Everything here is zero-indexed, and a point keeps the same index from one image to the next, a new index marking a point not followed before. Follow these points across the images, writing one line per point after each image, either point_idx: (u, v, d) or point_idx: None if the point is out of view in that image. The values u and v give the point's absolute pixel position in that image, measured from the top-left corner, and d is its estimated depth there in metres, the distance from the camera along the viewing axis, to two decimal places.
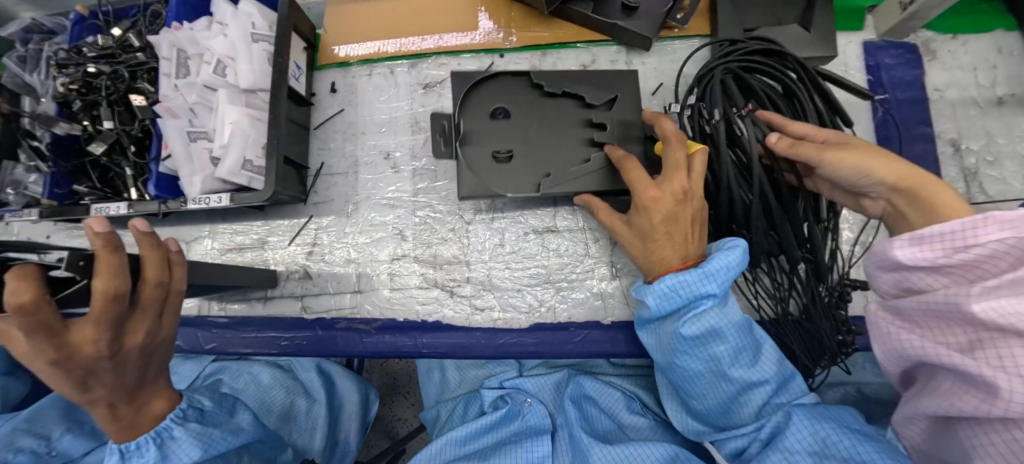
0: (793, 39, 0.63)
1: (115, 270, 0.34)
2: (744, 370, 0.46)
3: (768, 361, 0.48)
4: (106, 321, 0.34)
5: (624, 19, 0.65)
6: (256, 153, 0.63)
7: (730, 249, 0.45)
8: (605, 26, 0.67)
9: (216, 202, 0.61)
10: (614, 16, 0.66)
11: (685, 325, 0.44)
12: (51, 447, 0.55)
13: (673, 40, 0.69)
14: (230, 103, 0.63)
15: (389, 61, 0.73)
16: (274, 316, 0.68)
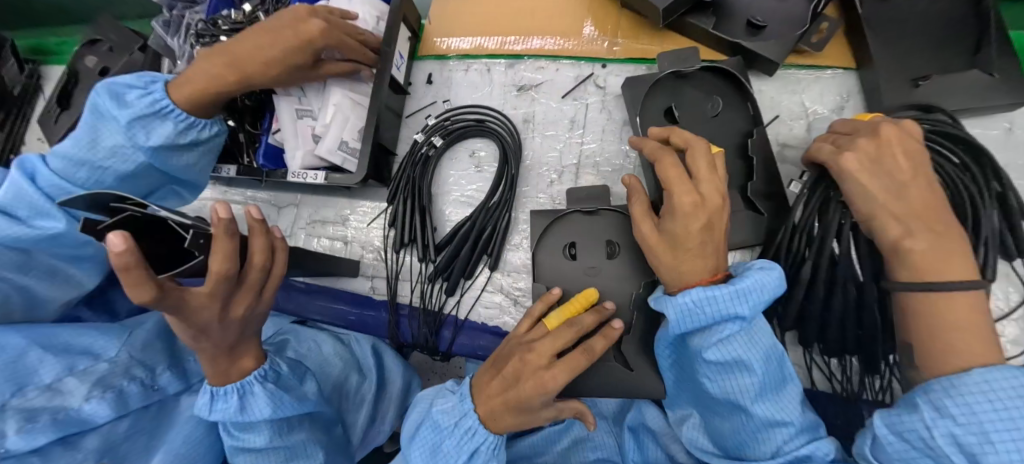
0: (970, 91, 0.54)
1: (226, 254, 0.40)
2: (768, 408, 0.41)
3: (789, 402, 0.41)
4: (214, 291, 0.41)
5: (749, 39, 0.60)
6: (353, 135, 0.66)
7: (765, 269, 0.40)
8: (726, 46, 0.62)
9: (312, 179, 0.65)
10: (738, 35, 0.61)
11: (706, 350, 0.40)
12: (155, 381, 0.63)
13: (799, 70, 0.62)
14: (336, 85, 0.66)
15: (487, 58, 0.73)
16: (346, 291, 0.73)
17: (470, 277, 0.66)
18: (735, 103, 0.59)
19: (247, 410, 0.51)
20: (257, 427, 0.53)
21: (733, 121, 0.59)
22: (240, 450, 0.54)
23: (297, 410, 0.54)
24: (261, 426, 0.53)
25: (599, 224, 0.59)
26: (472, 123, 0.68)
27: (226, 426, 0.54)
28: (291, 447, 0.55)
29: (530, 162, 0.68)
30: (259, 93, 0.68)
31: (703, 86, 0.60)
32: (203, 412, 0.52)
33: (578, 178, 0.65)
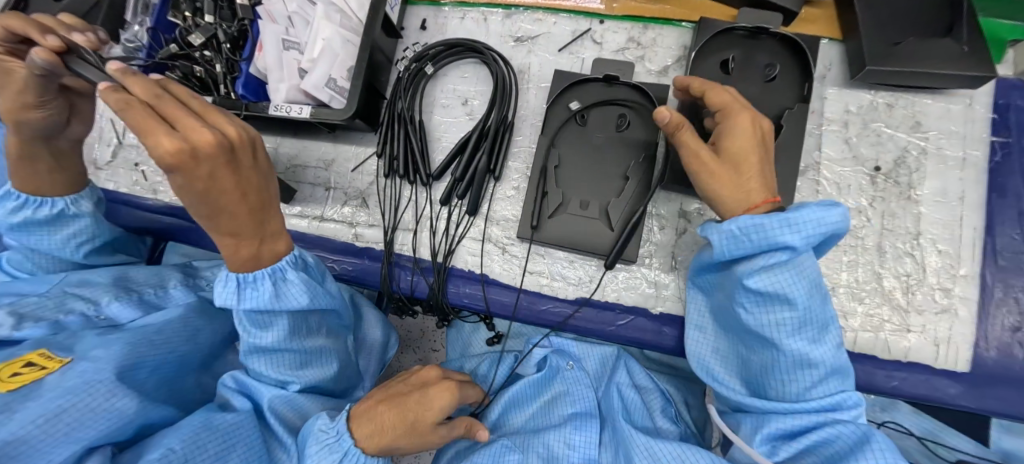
0: (938, 60, 0.58)
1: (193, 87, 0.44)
2: (804, 344, 0.42)
3: (828, 345, 0.43)
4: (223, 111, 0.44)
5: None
6: (341, 74, 0.63)
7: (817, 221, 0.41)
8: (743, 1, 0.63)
9: (296, 112, 0.62)
10: None
11: (753, 276, 0.42)
12: (100, 311, 0.60)
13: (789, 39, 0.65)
14: (326, 19, 0.63)
15: (484, 7, 0.71)
16: (326, 238, 0.70)
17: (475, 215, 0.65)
18: (794, 83, 0.60)
19: (283, 295, 0.48)
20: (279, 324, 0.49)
21: (786, 89, 0.60)
22: (256, 351, 0.51)
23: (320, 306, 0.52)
24: (281, 322, 0.49)
25: (614, 97, 0.62)
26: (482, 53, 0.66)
27: (241, 323, 0.49)
28: (308, 353, 0.54)
29: (525, 112, 0.67)
30: (241, 20, 0.65)
31: (772, 51, 0.61)
32: (228, 302, 0.47)
33: None
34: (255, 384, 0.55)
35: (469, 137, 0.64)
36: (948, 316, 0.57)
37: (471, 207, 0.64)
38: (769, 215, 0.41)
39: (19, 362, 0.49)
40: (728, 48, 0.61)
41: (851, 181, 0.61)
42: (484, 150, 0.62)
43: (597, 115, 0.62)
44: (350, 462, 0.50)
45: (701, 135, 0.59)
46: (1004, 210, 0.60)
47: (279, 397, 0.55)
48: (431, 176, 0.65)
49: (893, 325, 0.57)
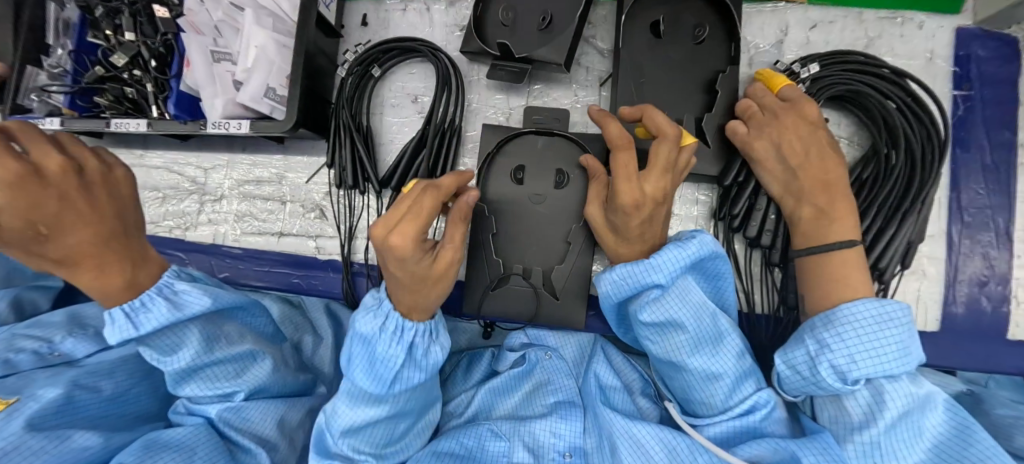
0: None
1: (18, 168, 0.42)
2: (703, 361, 0.47)
3: (728, 356, 0.47)
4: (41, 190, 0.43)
5: None
6: (280, 82, 0.60)
7: (686, 239, 0.47)
8: None
9: (235, 128, 0.58)
10: None
11: (644, 311, 0.46)
12: (54, 348, 0.58)
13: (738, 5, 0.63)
14: (257, 25, 0.59)
15: None
16: (288, 254, 0.68)
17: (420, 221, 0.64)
18: (720, 45, 0.59)
19: (178, 302, 0.49)
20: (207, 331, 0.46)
21: (713, 53, 0.59)
22: (179, 379, 0.50)
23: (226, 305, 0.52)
24: (188, 335, 0.49)
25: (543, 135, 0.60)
26: (412, 46, 0.64)
27: (150, 354, 0.48)
28: (237, 359, 0.53)
29: (478, 104, 0.65)
30: (165, 34, 0.61)
31: (694, 14, 0.60)
32: (127, 335, 0.47)
33: None
34: (197, 406, 0.53)
35: (414, 138, 0.62)
36: (915, 277, 0.58)
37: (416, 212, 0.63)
38: (636, 262, 0.46)
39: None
40: (653, 17, 0.60)
41: None
42: (425, 154, 0.61)
43: (531, 165, 0.59)
44: (391, 346, 0.44)
45: (636, 114, 0.58)
46: (970, 166, 0.59)
47: (227, 411, 0.52)
48: (380, 183, 0.63)
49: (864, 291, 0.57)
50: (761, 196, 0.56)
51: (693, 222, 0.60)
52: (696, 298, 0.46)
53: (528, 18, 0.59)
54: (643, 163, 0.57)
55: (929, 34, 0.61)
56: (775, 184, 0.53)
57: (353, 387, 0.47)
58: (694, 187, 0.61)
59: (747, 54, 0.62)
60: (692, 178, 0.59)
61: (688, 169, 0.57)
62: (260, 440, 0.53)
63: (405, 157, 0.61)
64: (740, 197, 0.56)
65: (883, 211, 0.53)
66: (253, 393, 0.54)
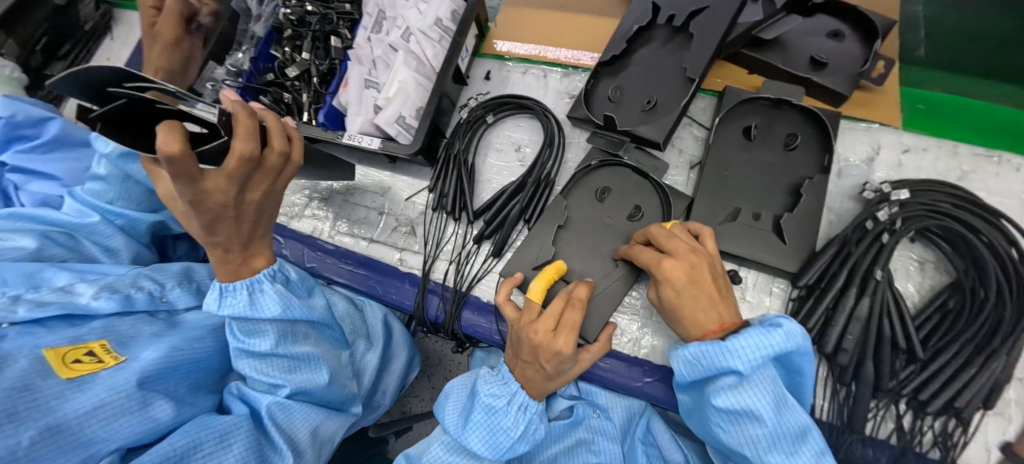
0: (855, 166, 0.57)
1: (248, 132, 0.41)
2: (781, 460, 0.43)
3: (807, 456, 0.43)
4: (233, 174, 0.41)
5: (812, 73, 0.66)
6: (410, 113, 0.69)
7: (773, 326, 0.44)
8: (787, 77, 0.68)
9: (367, 144, 0.68)
10: (801, 71, 0.66)
11: (717, 396, 0.44)
12: (163, 294, 0.64)
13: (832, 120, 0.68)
14: (405, 64, 0.71)
15: (546, 65, 0.77)
16: (374, 258, 0.75)
17: (499, 256, 0.69)
18: (813, 154, 0.63)
19: (257, 303, 0.56)
20: (268, 330, 0.56)
21: (803, 161, 0.63)
22: (248, 356, 0.57)
23: (298, 316, 0.58)
24: (267, 330, 0.57)
25: (636, 186, 0.67)
26: (524, 103, 0.73)
27: (233, 331, 0.57)
28: (293, 359, 0.59)
29: (571, 164, 0.72)
30: (332, 59, 0.74)
31: (792, 123, 0.65)
32: (215, 308, 0.56)
33: None
34: (249, 394, 0.58)
35: (513, 183, 0.69)
36: (1003, 422, 0.54)
37: (498, 248, 0.68)
38: (713, 342, 0.45)
39: (81, 350, 0.52)
40: (749, 120, 0.66)
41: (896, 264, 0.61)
42: (520, 197, 0.67)
43: (617, 196, 0.67)
44: (508, 418, 0.56)
45: (722, 199, 0.63)
46: None
47: (275, 405, 0.56)
48: (473, 214, 0.69)
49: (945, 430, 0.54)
50: (862, 298, 0.54)
51: (765, 312, 0.61)
52: (769, 385, 0.43)
53: (632, 101, 0.67)
54: (720, 247, 0.60)
55: None
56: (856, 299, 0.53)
57: (504, 387, 0.57)
58: (771, 279, 0.62)
59: (836, 165, 0.66)
60: (769, 270, 0.61)
61: (763, 260, 0.59)
62: (292, 442, 0.56)
63: (502, 197, 0.68)
64: (820, 299, 0.57)
65: (967, 349, 0.52)
66: (298, 396, 0.59)
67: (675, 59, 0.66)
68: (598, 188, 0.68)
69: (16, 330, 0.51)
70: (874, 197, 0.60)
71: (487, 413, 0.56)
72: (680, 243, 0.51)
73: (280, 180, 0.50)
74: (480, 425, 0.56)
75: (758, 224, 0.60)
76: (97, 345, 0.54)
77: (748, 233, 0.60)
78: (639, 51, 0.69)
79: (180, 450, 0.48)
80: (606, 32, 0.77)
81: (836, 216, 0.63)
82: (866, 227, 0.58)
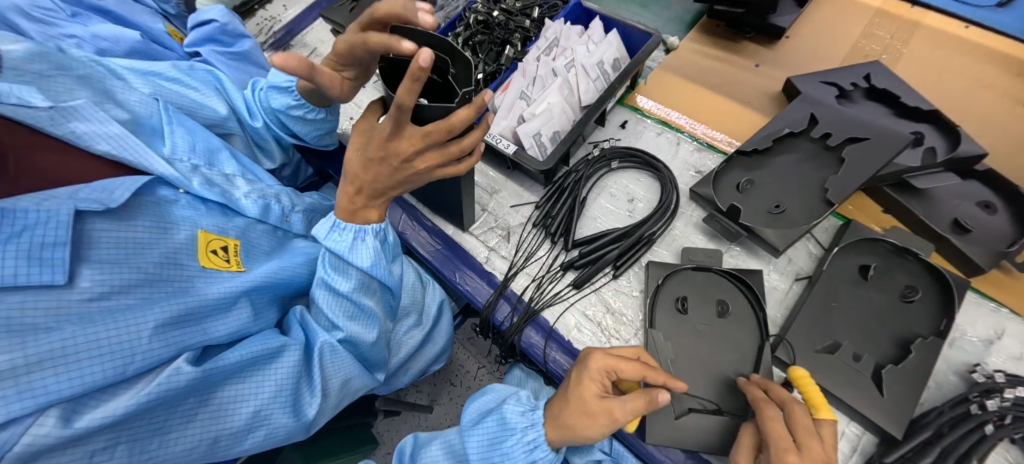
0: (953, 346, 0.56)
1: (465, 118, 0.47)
2: None
3: None
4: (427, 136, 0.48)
5: (954, 234, 0.64)
6: (548, 133, 0.74)
7: None
8: (924, 230, 0.67)
9: (503, 147, 0.74)
10: (943, 228, 0.65)
11: None
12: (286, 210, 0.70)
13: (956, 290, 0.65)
14: (561, 90, 0.76)
15: (682, 134, 0.81)
16: (464, 248, 0.79)
17: (579, 290, 0.70)
18: (933, 316, 0.60)
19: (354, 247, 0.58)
20: (350, 272, 0.59)
21: (919, 318, 0.61)
22: (325, 289, 0.59)
23: (381, 278, 0.60)
24: (359, 262, 0.58)
25: (724, 288, 0.66)
26: (651, 162, 0.76)
27: (324, 261, 0.59)
28: (359, 308, 0.59)
29: (677, 233, 0.73)
30: (499, 65, 0.81)
31: (915, 276, 0.63)
32: (321, 234, 0.59)
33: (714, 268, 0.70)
34: (311, 324, 0.60)
35: (617, 230, 0.71)
36: None
37: (582, 282, 0.69)
38: None
39: (221, 243, 0.57)
40: (869, 258, 0.66)
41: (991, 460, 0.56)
42: (620, 244, 0.69)
43: (702, 291, 0.66)
44: (519, 440, 0.56)
45: (822, 326, 0.62)
46: None
47: (328, 346, 0.57)
48: (571, 243, 0.72)
49: None
50: None
51: None
52: None
53: (761, 201, 0.67)
54: (807, 371, 0.59)
55: None
56: None
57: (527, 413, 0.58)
58: (847, 421, 0.59)
59: (950, 333, 0.63)
60: (849, 413, 0.58)
61: (849, 401, 0.57)
62: (325, 388, 0.56)
63: (603, 238, 0.70)
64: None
65: None
66: (348, 344, 0.59)
67: (816, 174, 0.67)
68: (677, 298, 0.66)
69: (185, 198, 0.56)
70: (984, 382, 0.57)
71: (493, 434, 0.58)
72: (788, 429, 0.45)
73: (441, 169, 0.55)
74: (488, 433, 0.58)
75: (857, 367, 0.58)
76: (232, 243, 0.58)
77: (842, 373, 0.58)
78: (781, 155, 0.70)
79: (247, 361, 0.50)
80: (749, 125, 0.80)
81: (936, 384, 0.60)
82: (970, 410, 0.54)
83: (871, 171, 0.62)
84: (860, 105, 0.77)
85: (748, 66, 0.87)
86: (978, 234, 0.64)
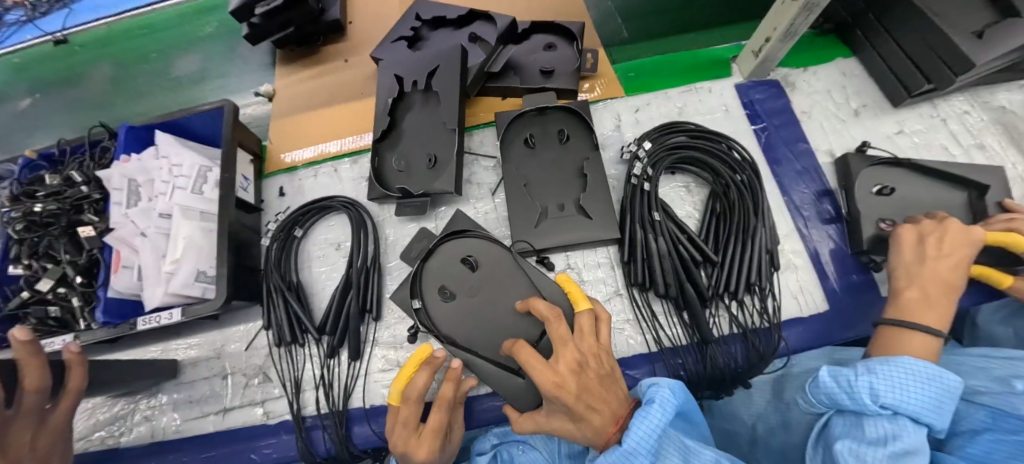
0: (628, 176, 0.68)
1: (39, 370, 0.43)
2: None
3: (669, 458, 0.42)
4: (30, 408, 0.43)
5: (545, 80, 0.79)
6: (209, 264, 0.67)
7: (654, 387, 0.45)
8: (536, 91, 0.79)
9: (167, 317, 0.62)
10: (538, 82, 0.79)
11: None
12: None
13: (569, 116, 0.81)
14: (183, 220, 0.67)
15: (332, 160, 0.80)
16: (235, 429, 0.66)
17: (359, 356, 0.66)
18: (580, 139, 0.73)
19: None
20: None
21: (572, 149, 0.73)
22: None
23: None
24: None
25: (466, 242, 0.66)
26: (323, 202, 0.73)
27: None
28: None
29: (393, 239, 0.74)
30: (91, 250, 0.67)
31: (560, 120, 0.74)
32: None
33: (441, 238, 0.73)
34: None
35: (342, 282, 0.68)
36: (790, 272, 0.68)
37: (355, 348, 0.65)
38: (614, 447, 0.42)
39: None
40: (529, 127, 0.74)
41: (672, 196, 0.73)
42: (353, 293, 0.66)
43: (482, 260, 0.65)
44: None
45: (527, 205, 0.69)
46: (786, 176, 0.75)
47: None
48: (316, 329, 0.67)
49: (760, 304, 0.65)
50: (656, 238, 0.63)
51: (603, 283, 0.69)
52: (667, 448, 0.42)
53: (417, 165, 0.71)
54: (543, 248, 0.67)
55: (720, 94, 0.81)
56: (655, 241, 0.63)
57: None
58: (594, 253, 0.70)
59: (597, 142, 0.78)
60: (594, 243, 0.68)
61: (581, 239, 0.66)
62: None
63: (335, 301, 0.67)
64: (634, 254, 0.65)
65: (735, 238, 0.65)
66: None
67: (433, 116, 0.74)
68: (439, 287, 0.64)
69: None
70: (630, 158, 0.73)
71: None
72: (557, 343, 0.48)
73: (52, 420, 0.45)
74: None
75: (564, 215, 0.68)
76: None
77: (563, 228, 0.68)
78: (406, 119, 0.75)
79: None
80: (368, 113, 0.84)
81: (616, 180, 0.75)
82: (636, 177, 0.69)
83: (455, 88, 0.72)
84: (430, 38, 0.86)
85: (342, 66, 0.90)
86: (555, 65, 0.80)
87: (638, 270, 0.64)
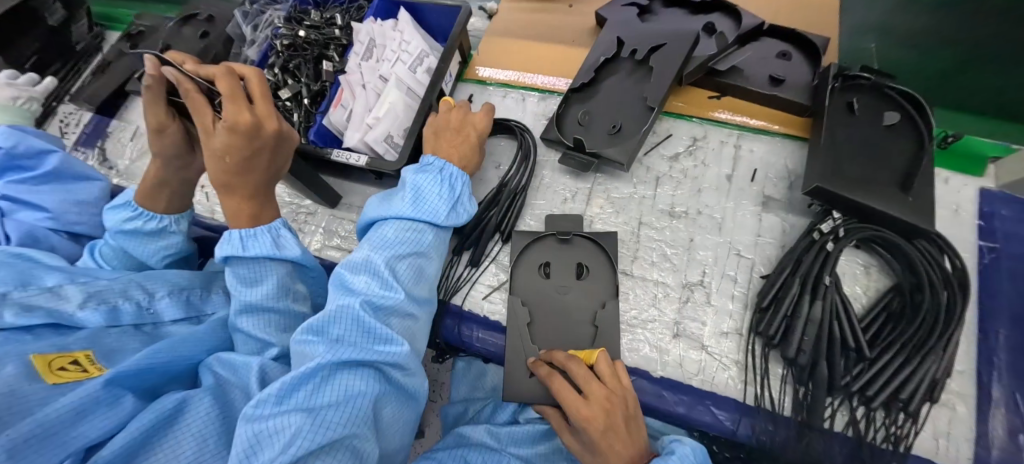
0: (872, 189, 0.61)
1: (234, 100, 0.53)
2: None
3: None
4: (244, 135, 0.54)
5: (772, 88, 0.73)
6: (398, 132, 0.75)
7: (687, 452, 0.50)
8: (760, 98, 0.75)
9: (354, 161, 0.71)
10: (767, 88, 0.74)
11: None
12: (151, 305, 0.66)
13: (750, 132, 0.76)
14: (395, 88, 0.75)
15: (523, 90, 0.84)
16: None
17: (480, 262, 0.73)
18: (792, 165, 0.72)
19: (280, 245, 0.58)
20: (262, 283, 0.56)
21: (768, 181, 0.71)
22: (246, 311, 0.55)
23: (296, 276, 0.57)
24: (270, 276, 0.56)
25: (614, 236, 0.70)
26: (502, 123, 0.79)
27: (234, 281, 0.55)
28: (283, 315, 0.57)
29: (548, 181, 0.77)
30: (323, 82, 0.79)
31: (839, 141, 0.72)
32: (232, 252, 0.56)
33: (589, 200, 0.75)
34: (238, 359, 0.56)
35: (492, 197, 0.74)
36: (946, 409, 0.57)
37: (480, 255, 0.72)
38: None
39: (67, 359, 0.53)
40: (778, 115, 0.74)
41: (845, 269, 0.66)
42: (498, 209, 0.72)
43: (623, 233, 0.70)
44: (342, 327, 0.47)
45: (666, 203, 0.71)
46: (996, 311, 0.62)
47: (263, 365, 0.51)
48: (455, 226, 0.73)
49: (904, 428, 0.56)
50: (815, 302, 0.58)
51: (728, 316, 0.65)
52: None
53: (600, 125, 0.72)
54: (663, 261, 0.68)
55: (952, 191, 0.70)
56: (810, 306, 0.58)
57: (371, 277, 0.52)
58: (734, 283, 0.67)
59: (789, 179, 0.72)
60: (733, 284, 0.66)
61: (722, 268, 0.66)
62: None
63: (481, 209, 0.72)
64: (780, 307, 0.60)
65: (905, 348, 0.55)
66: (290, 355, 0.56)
67: (636, 88, 0.73)
68: (540, 265, 0.68)
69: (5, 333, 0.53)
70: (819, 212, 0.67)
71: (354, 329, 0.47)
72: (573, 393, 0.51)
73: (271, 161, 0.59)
74: (353, 332, 0.47)
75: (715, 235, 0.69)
76: (82, 355, 0.55)
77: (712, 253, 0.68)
78: (605, 81, 0.76)
79: (140, 436, 0.45)
80: (576, 60, 0.85)
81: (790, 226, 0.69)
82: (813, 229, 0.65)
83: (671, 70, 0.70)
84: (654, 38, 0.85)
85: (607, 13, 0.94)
86: (789, 80, 0.74)
87: (777, 322, 0.60)
